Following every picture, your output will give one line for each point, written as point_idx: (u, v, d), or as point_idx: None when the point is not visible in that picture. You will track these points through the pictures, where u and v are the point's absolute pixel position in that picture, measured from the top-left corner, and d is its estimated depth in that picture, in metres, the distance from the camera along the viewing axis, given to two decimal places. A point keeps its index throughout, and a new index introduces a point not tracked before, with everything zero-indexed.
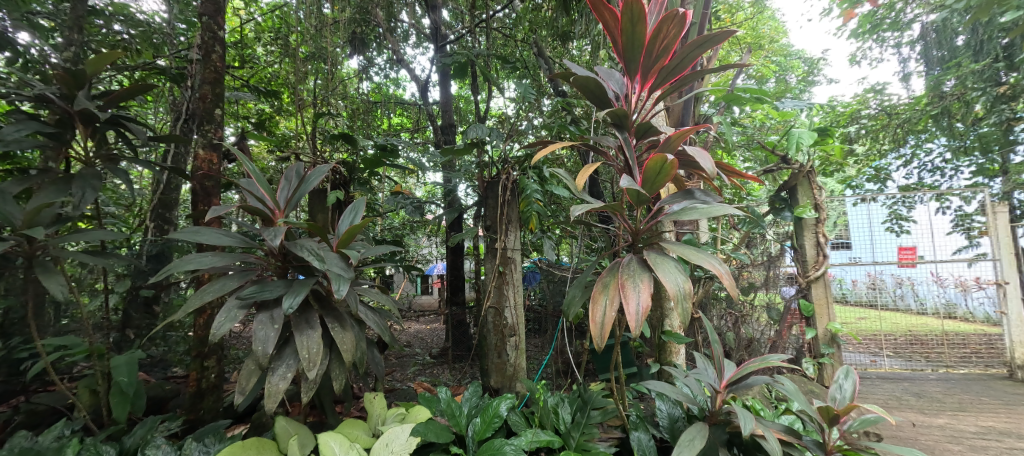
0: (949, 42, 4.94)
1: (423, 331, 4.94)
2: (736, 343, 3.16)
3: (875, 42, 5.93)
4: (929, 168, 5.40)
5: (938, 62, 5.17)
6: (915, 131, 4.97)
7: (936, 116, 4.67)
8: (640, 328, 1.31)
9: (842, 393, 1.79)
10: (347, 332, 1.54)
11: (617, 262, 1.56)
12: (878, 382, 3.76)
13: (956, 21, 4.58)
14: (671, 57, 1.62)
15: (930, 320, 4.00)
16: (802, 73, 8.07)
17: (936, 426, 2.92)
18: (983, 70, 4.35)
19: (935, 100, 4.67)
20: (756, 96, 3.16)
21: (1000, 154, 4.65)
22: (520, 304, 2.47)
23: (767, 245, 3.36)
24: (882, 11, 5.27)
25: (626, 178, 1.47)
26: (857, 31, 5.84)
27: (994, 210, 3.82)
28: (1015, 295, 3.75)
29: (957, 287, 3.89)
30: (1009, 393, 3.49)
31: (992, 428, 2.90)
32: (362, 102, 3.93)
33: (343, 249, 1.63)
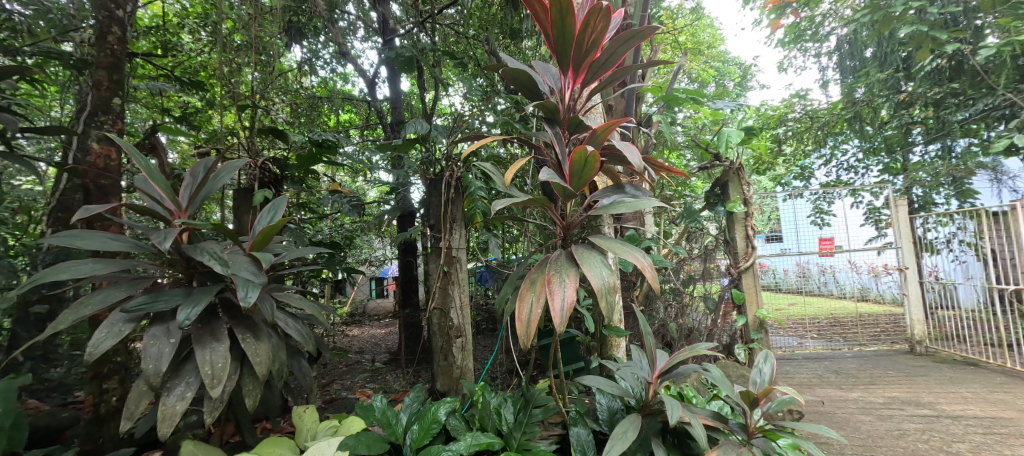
0: (860, 54, 5.43)
1: (377, 335, 4.78)
2: (678, 332, 3.31)
3: (800, 51, 6.41)
4: (845, 167, 5.87)
5: (852, 71, 5.69)
6: (834, 134, 5.50)
7: (851, 119, 5.29)
8: (562, 325, 1.31)
9: (762, 377, 1.94)
10: (261, 342, 1.42)
11: (546, 258, 1.56)
12: (804, 362, 4.08)
13: (864, 36, 5.04)
14: (599, 52, 1.65)
15: (848, 303, 4.39)
16: (738, 78, 8.62)
17: (850, 399, 3.21)
18: (887, 79, 4.85)
19: (849, 105, 5.27)
20: (692, 97, 3.29)
21: (902, 154, 5.16)
22: (466, 304, 2.41)
23: (707, 239, 3.56)
24: (805, 23, 5.76)
25: (547, 171, 1.56)
26: (784, 41, 6.32)
27: (896, 204, 4.25)
28: (914, 278, 4.18)
29: (869, 273, 4.41)
30: (910, 365, 3.92)
31: (895, 398, 3.22)
32: (305, 96, 3.76)
33: (256, 252, 1.49)
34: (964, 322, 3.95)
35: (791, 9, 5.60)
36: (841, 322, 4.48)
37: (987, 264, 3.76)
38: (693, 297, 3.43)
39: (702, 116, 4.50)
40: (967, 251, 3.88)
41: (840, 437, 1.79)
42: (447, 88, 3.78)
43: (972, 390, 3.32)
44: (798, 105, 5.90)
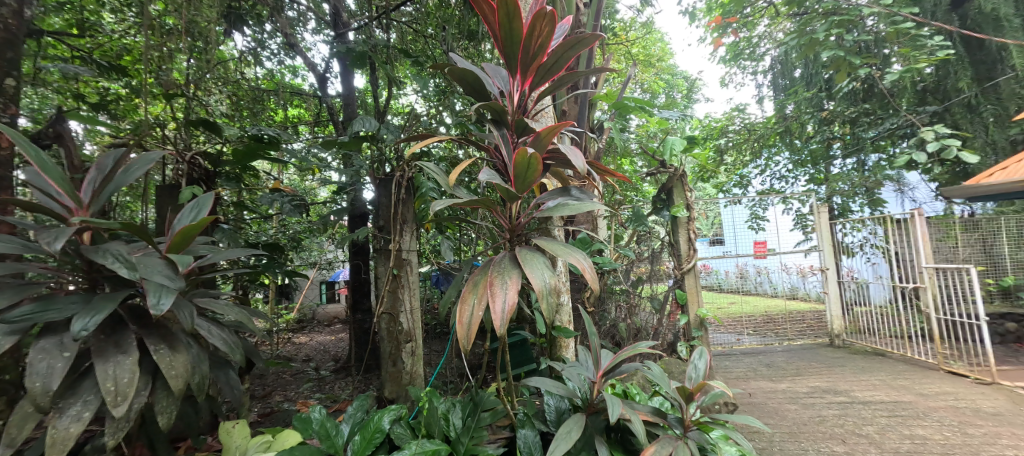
0: (790, 73, 5.92)
1: (326, 342, 4.57)
2: (627, 332, 3.40)
3: (739, 68, 6.87)
4: (777, 177, 6.27)
5: (784, 89, 6.17)
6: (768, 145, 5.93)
7: (782, 133, 5.74)
8: (501, 327, 1.31)
9: (697, 374, 2.11)
10: (177, 354, 1.30)
11: (491, 260, 1.57)
12: (741, 357, 4.35)
13: (793, 57, 5.50)
14: (547, 57, 1.67)
15: (779, 301, 4.72)
16: (684, 91, 9.08)
17: (779, 390, 3.46)
18: (813, 97, 5.41)
19: (781, 120, 5.73)
20: (640, 107, 3.41)
21: (825, 166, 5.66)
22: (417, 308, 2.33)
23: (653, 242, 3.71)
24: (743, 42, 6.18)
25: (488, 173, 1.57)
26: (725, 58, 6.74)
27: (818, 211, 4.64)
28: (834, 279, 4.56)
29: (799, 273, 4.74)
30: (831, 357, 4.28)
31: (817, 387, 3.51)
32: (248, 89, 3.52)
33: (173, 255, 1.36)
34: (874, 316, 4.35)
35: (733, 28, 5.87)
36: (773, 319, 4.92)
37: (893, 264, 4.16)
38: (641, 297, 3.53)
39: (651, 125, 4.68)
40: (876, 253, 4.28)
41: (764, 426, 1.92)
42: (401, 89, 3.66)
43: (880, 377, 3.68)
44: (737, 118, 6.23)
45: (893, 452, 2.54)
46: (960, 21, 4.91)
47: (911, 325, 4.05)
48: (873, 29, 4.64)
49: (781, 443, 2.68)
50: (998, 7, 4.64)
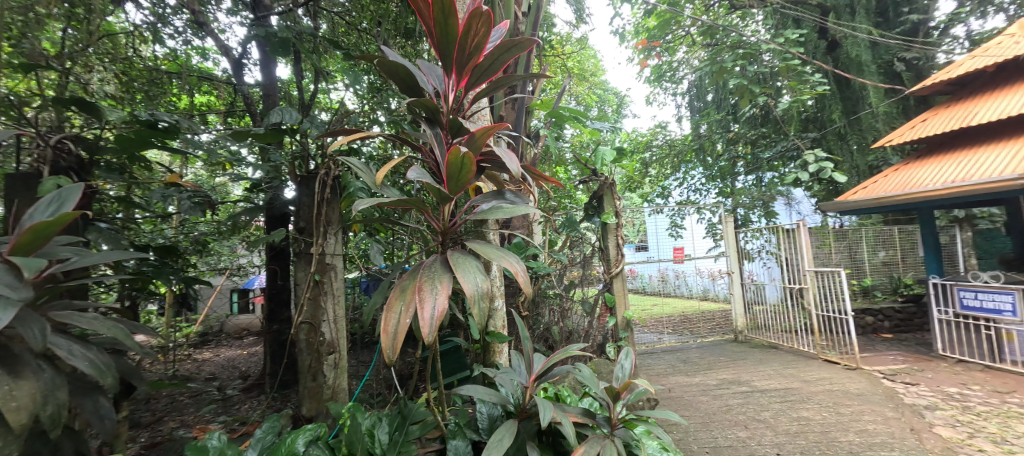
0: (704, 98, 6.58)
1: (236, 357, 4.14)
2: (559, 335, 3.44)
3: (663, 89, 7.43)
4: (693, 189, 6.86)
5: (699, 111, 6.81)
6: (685, 161, 6.60)
7: (697, 151, 6.44)
8: (431, 335, 1.24)
9: (623, 373, 2.25)
10: (20, 382, 1.08)
11: (421, 264, 1.49)
12: (661, 355, 4.67)
13: (706, 84, 6.11)
14: (483, 57, 1.63)
15: (693, 302, 5.39)
16: (616, 105, 9.62)
17: (693, 384, 3.77)
18: (722, 120, 6.23)
19: (696, 138, 6.40)
20: (575, 116, 3.44)
21: (731, 180, 6.36)
22: (341, 317, 2.15)
23: (585, 248, 3.78)
24: (666, 65, 6.77)
25: (418, 172, 1.48)
26: (650, 78, 7.27)
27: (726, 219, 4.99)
28: (738, 282, 5.01)
29: (709, 277, 5.27)
30: (736, 351, 4.73)
31: (725, 379, 3.87)
32: (146, 69, 3.11)
33: (16, 257, 1.13)
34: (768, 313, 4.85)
35: (655, 52, 6.54)
36: (691, 319, 5.52)
37: (783, 267, 4.62)
38: (572, 301, 3.59)
39: (585, 135, 4.84)
40: (771, 259, 4.75)
41: (681, 419, 2.04)
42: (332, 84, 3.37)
43: (773, 368, 4.13)
44: (660, 135, 6.96)
45: (783, 433, 2.93)
46: (834, 62, 6.16)
47: (796, 320, 4.54)
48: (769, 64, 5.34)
49: (695, 433, 2.95)
50: (860, 53, 5.78)
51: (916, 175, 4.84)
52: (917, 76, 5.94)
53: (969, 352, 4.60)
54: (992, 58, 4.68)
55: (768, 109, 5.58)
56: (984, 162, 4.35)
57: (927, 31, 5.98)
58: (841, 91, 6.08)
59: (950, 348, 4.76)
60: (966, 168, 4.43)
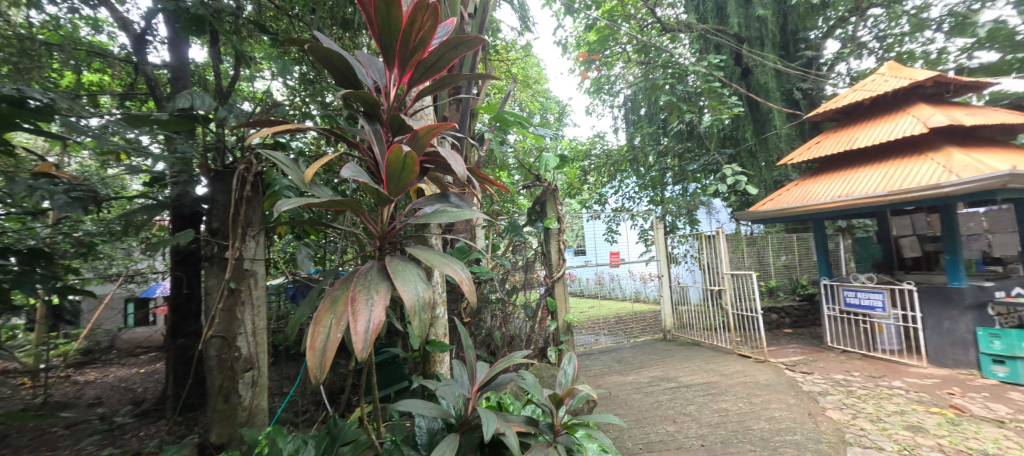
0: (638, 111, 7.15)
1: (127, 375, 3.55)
2: (501, 340, 3.33)
3: (601, 101, 7.79)
4: (627, 197, 7.33)
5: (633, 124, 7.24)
6: (620, 171, 7.11)
7: (632, 162, 7.01)
8: (366, 351, 1.12)
9: (566, 378, 2.26)
10: None
11: (354, 271, 1.35)
12: (597, 356, 4.83)
13: (640, 100, 6.53)
14: (428, 53, 1.54)
15: (627, 303, 5.65)
16: (558, 113, 9.90)
17: (626, 383, 3.94)
18: (653, 133, 6.82)
19: (631, 150, 7.00)
20: (520, 121, 3.40)
21: (660, 188, 6.94)
22: (262, 329, 1.91)
23: (528, 252, 3.74)
24: (604, 79, 7.23)
25: (354, 171, 1.35)
26: (590, 89, 7.59)
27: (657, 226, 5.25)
28: (666, 285, 5.30)
29: (641, 280, 5.48)
30: (665, 349, 5.02)
31: (655, 376, 4.11)
32: (22, 41, 2.65)
33: None
34: (692, 313, 5.19)
35: (595, 65, 6.99)
36: (624, 320, 5.66)
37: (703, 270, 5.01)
38: (515, 305, 3.50)
39: (528, 141, 4.87)
40: (694, 263, 5.16)
41: (621, 421, 2.20)
42: (259, 71, 3.01)
43: (696, 363, 4.43)
44: (598, 145, 7.40)
45: (706, 424, 3.15)
46: (746, 86, 6.85)
47: (715, 318, 4.91)
48: (693, 85, 5.82)
49: (629, 430, 3.07)
50: (767, 81, 6.48)
51: (811, 190, 5.40)
52: (810, 104, 6.80)
53: (852, 343, 5.22)
54: (869, 92, 5.28)
55: (694, 126, 6.27)
56: (861, 180, 4.96)
57: (819, 65, 6.87)
58: (753, 113, 6.71)
59: (838, 340, 5.35)
60: (848, 185, 5.01)
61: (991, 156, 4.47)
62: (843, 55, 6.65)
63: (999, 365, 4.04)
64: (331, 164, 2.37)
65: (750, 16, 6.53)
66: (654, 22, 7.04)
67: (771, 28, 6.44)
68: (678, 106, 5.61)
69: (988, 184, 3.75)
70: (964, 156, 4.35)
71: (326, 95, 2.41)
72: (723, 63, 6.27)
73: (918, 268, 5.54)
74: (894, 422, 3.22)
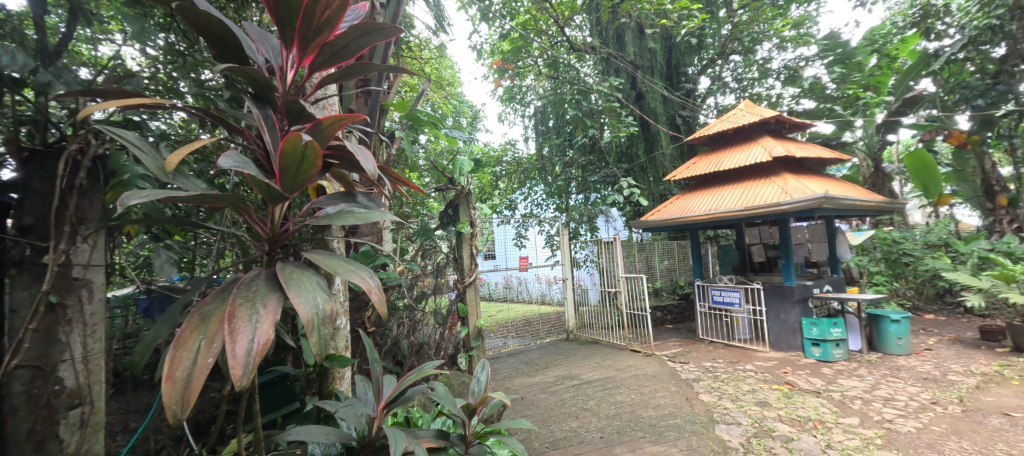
0: (546, 123, 7.38)
1: None
2: (409, 349, 3.10)
3: (513, 109, 7.97)
4: (535, 204, 7.61)
5: (542, 134, 7.51)
6: (529, 178, 7.37)
7: (540, 171, 7.30)
8: (247, 378, 0.92)
9: (479, 386, 2.21)
10: None
11: (235, 280, 1.12)
12: (506, 359, 4.84)
13: (550, 112, 6.84)
14: (335, 37, 1.35)
15: (533, 305, 5.50)
16: (471, 116, 9.95)
17: (533, 384, 3.99)
18: (560, 144, 7.12)
19: (539, 159, 7.24)
20: (434, 122, 3.24)
21: (567, 196, 7.29)
22: (96, 356, 1.45)
23: (438, 257, 3.59)
24: (517, 88, 7.42)
25: (238, 161, 1.12)
26: (503, 97, 7.74)
27: (563, 232, 5.49)
28: (570, 288, 5.55)
29: (546, 282, 5.54)
30: (568, 349, 5.21)
31: (560, 375, 4.22)
32: None
33: None
34: (593, 314, 5.48)
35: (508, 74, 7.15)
36: (532, 323, 5.65)
37: (601, 273, 5.33)
38: (424, 313, 3.31)
39: (441, 143, 4.72)
40: (594, 267, 5.42)
41: (532, 426, 2.24)
42: None
43: (596, 360, 4.67)
44: (509, 152, 7.39)
45: (605, 417, 3.30)
46: (640, 107, 7.51)
47: (611, 318, 5.26)
48: (595, 103, 6.20)
49: (536, 431, 3.09)
50: (656, 105, 7.20)
51: (688, 204, 6.03)
52: (689, 130, 7.72)
53: (717, 334, 5.94)
54: (732, 123, 6.07)
55: (596, 140, 6.72)
56: (723, 197, 5.66)
57: (696, 96, 7.82)
58: (645, 132, 7.35)
59: (707, 332, 6.03)
60: (715, 201, 5.69)
61: (815, 183, 5.41)
62: (713, 90, 7.71)
63: (817, 347, 4.89)
64: (205, 151, 1.96)
65: (643, 47, 7.22)
66: (563, 40, 7.40)
67: (659, 60, 7.13)
68: (583, 121, 5.95)
69: (810, 204, 4.55)
70: (796, 181, 5.20)
71: (201, 72, 2.04)
72: (622, 85, 6.80)
73: (764, 270, 6.52)
74: (747, 399, 3.69)
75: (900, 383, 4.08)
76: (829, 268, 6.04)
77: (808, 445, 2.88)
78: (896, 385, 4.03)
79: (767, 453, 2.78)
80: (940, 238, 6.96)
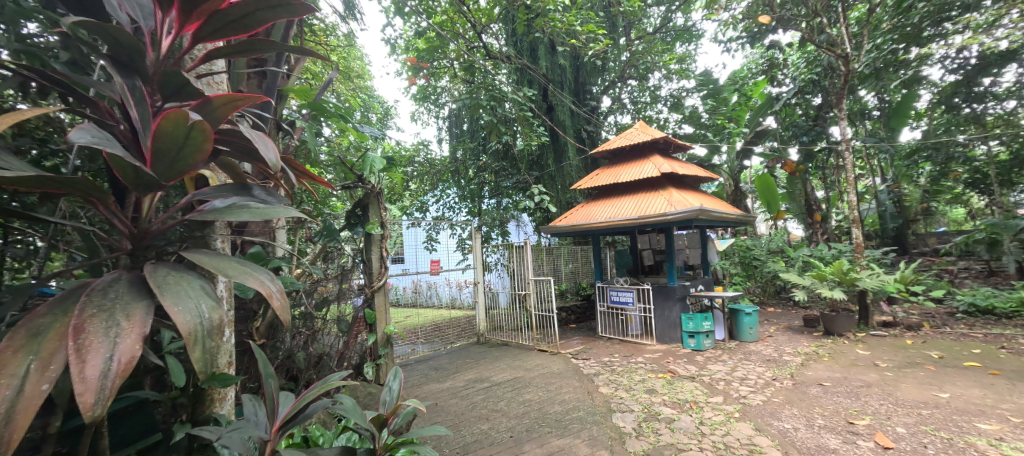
0: (460, 126, 7.35)
1: None
2: (305, 362, 2.79)
3: (426, 110, 7.80)
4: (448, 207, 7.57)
5: (457, 136, 7.46)
6: (441, 181, 7.28)
7: (453, 173, 7.24)
8: (100, 406, 0.74)
9: (391, 395, 2.08)
10: None
11: (82, 287, 0.89)
12: (415, 366, 4.63)
13: (464, 115, 6.83)
14: (231, 6, 1.14)
15: (442, 310, 5.34)
16: (381, 112, 9.54)
17: (443, 391, 3.87)
18: (474, 148, 7.09)
19: (453, 162, 7.15)
20: (342, 114, 2.97)
21: (479, 200, 7.33)
22: None
23: (343, 260, 3.31)
24: (431, 88, 7.27)
25: (95, 138, 0.90)
26: (416, 96, 7.56)
27: (476, 235, 5.47)
28: (481, 291, 5.57)
29: (455, 286, 5.55)
30: (478, 352, 5.18)
31: (471, 379, 4.16)
32: None
33: None
34: (504, 317, 5.53)
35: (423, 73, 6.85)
36: (442, 328, 5.45)
37: (511, 276, 5.41)
38: (325, 322, 3.00)
39: (348, 138, 4.41)
40: (504, 270, 5.60)
41: (448, 432, 2.15)
42: None
43: (506, 362, 4.69)
44: (422, 152, 7.24)
45: (515, 417, 3.31)
46: (550, 117, 7.83)
47: (520, 320, 5.38)
48: (509, 111, 6.26)
49: (447, 438, 2.98)
50: (564, 117, 7.58)
51: (592, 211, 6.37)
52: (593, 143, 8.23)
53: (614, 331, 6.36)
54: (629, 140, 6.61)
55: (509, 147, 6.85)
56: (620, 206, 6.10)
57: (599, 113, 8.37)
58: (554, 143, 7.68)
59: (605, 330, 6.41)
60: (614, 209, 6.10)
61: (694, 197, 6.09)
62: (613, 109, 8.36)
63: (692, 338, 5.47)
64: (24, 123, 1.45)
65: (554, 63, 7.53)
66: (479, 45, 7.44)
67: (569, 76, 7.54)
68: (497, 126, 6.03)
69: (688, 215, 5.12)
70: (679, 195, 5.81)
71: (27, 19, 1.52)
72: (535, 96, 7.03)
73: (653, 272, 7.17)
74: (639, 388, 3.98)
75: (751, 365, 4.70)
76: (701, 269, 6.90)
77: (686, 423, 3.19)
78: (748, 366, 4.65)
79: (656, 435, 3.01)
80: (778, 246, 8.37)
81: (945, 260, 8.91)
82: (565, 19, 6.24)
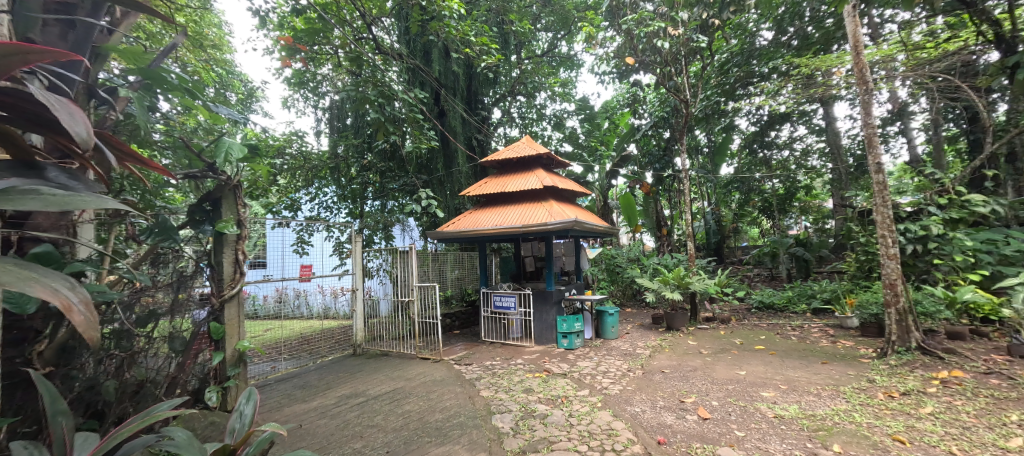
0: (342, 120, 6.86)
1: None
2: (117, 392, 2.23)
3: (302, 97, 7.10)
4: (324, 207, 6.99)
5: (337, 131, 6.94)
6: (317, 177, 6.69)
7: (332, 170, 6.68)
8: None
9: (241, 421, 1.81)
10: None
11: None
12: (276, 385, 4.11)
13: (347, 108, 6.39)
14: None
15: (313, 322, 4.83)
16: (245, 93, 8.41)
17: (308, 410, 3.48)
18: (357, 145, 6.66)
19: (332, 158, 6.62)
20: (189, 90, 2.52)
21: (360, 201, 6.91)
22: None
23: (181, 264, 2.78)
24: (309, 73, 6.64)
25: None
26: (291, 81, 6.84)
27: (355, 238, 5.11)
28: (359, 298, 5.20)
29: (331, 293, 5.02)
30: (353, 364, 4.81)
31: (342, 395, 3.83)
32: None
33: None
34: (383, 325, 5.26)
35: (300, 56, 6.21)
36: (308, 339, 4.88)
37: (393, 282, 5.16)
38: (151, 340, 2.45)
39: (198, 118, 3.77)
40: (386, 276, 5.32)
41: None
42: None
43: (384, 373, 4.43)
44: (295, 143, 6.57)
45: (391, 430, 3.12)
46: (440, 120, 7.76)
47: (402, 328, 5.16)
48: (398, 110, 5.99)
49: None
50: (454, 122, 7.56)
51: (479, 219, 6.43)
52: (483, 152, 8.35)
53: (496, 335, 6.50)
54: (515, 153, 6.86)
55: (396, 148, 6.59)
56: (507, 214, 6.26)
57: (489, 123, 8.56)
58: (443, 148, 7.61)
59: (488, 334, 6.51)
60: (500, 217, 6.24)
61: (570, 210, 6.54)
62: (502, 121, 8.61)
63: (565, 338, 5.84)
64: None
65: (447, 69, 7.50)
66: (367, 37, 7.07)
67: (461, 83, 7.58)
68: (385, 125, 5.73)
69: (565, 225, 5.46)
70: (559, 207, 6.18)
71: None
72: (426, 99, 6.91)
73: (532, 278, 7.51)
74: (517, 388, 4.09)
75: (611, 360, 5.18)
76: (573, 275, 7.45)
77: (559, 417, 3.35)
78: (609, 361, 5.12)
79: (530, 431, 3.11)
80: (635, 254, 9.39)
81: (747, 267, 11.12)
82: (460, 28, 6.06)
